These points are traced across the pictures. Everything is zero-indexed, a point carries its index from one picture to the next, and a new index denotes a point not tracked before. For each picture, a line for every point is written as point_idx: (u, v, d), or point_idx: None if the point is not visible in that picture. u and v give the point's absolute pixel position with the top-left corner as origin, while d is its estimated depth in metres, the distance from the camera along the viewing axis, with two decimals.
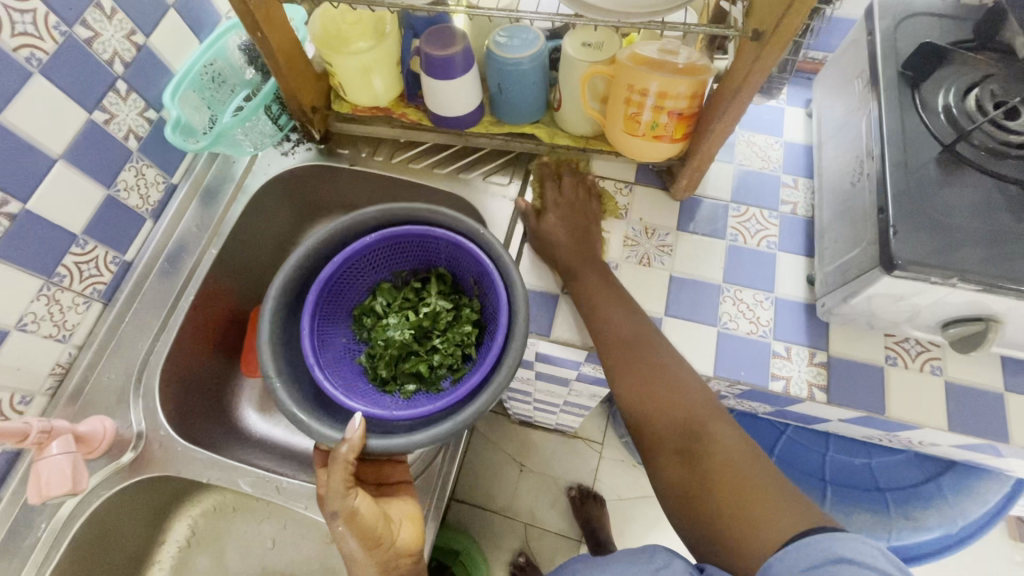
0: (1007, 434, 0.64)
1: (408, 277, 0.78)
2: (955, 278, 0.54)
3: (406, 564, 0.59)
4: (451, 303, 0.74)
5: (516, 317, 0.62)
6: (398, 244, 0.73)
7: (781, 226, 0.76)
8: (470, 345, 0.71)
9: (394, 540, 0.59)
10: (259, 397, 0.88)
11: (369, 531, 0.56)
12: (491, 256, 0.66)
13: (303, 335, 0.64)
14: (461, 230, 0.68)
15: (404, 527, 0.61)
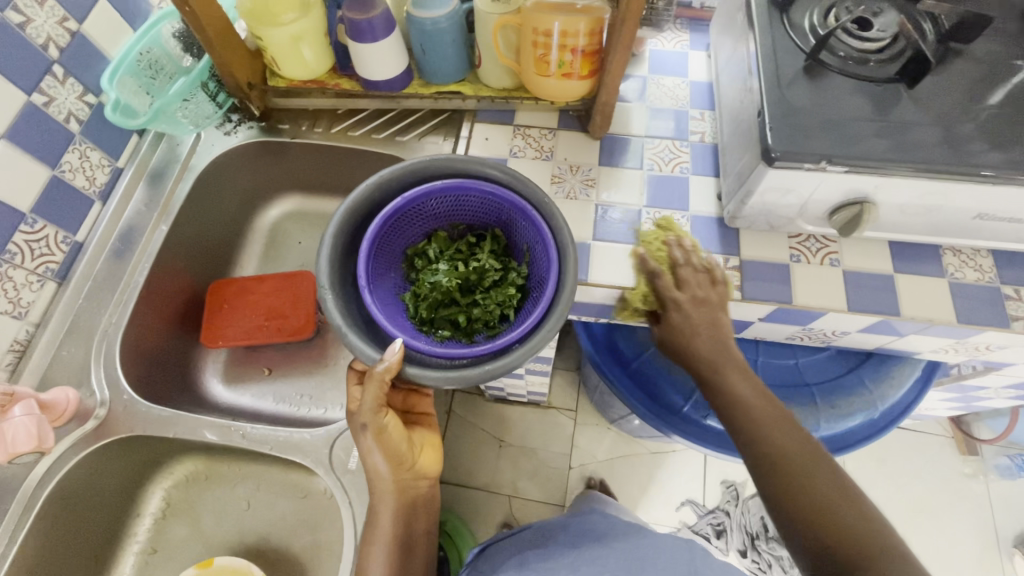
0: (897, 307, 0.72)
1: (463, 232, 0.81)
2: (824, 162, 0.61)
3: (421, 483, 0.73)
4: (501, 264, 0.77)
5: (564, 283, 0.65)
6: (460, 198, 0.75)
7: (692, 153, 0.84)
8: (509, 308, 0.75)
9: (414, 463, 0.72)
10: (224, 369, 0.92)
11: (394, 450, 0.68)
12: (551, 224, 0.69)
13: (363, 258, 0.67)
14: (524, 196, 0.71)
15: (423, 453, 0.74)
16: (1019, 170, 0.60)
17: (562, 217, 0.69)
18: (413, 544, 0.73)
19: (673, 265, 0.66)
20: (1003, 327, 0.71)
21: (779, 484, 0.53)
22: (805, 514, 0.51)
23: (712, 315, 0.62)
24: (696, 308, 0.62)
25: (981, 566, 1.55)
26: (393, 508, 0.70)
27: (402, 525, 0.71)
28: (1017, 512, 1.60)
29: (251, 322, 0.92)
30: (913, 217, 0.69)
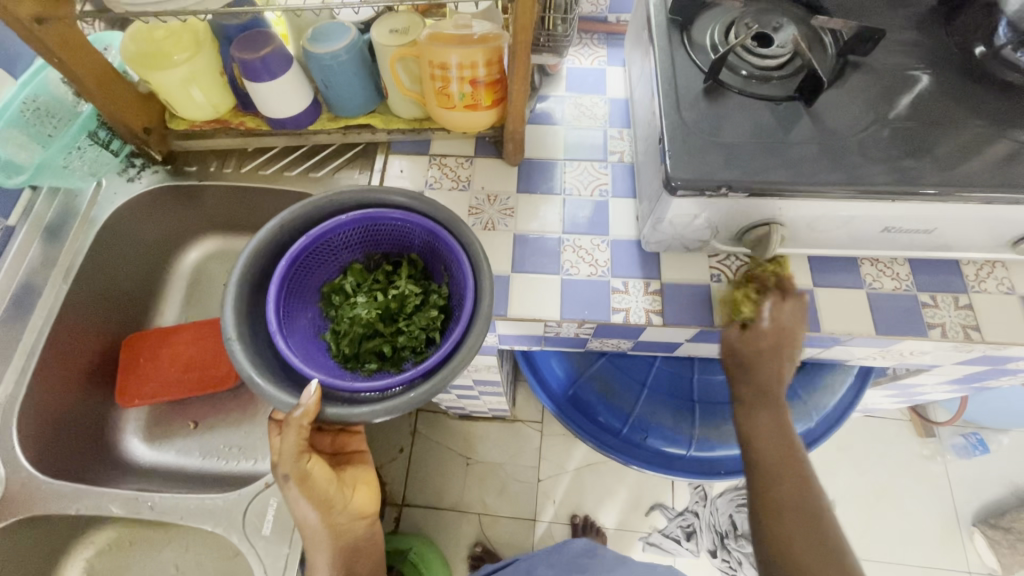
0: (816, 323, 0.72)
1: (379, 261, 0.78)
2: (725, 188, 0.60)
3: (360, 524, 0.69)
4: (420, 287, 0.75)
5: (482, 298, 0.63)
6: (370, 228, 0.73)
7: (612, 174, 0.82)
8: (435, 330, 0.72)
9: (347, 504, 0.67)
10: (146, 426, 0.89)
11: (321, 498, 0.63)
12: (462, 240, 0.68)
13: (270, 303, 0.64)
14: (434, 218, 0.70)
15: (357, 492, 0.69)
16: (916, 185, 0.60)
17: (474, 233, 0.68)
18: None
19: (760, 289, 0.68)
20: (921, 336, 0.71)
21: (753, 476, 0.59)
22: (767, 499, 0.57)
23: (789, 344, 0.63)
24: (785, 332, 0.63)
25: (944, 545, 1.58)
26: (327, 558, 0.66)
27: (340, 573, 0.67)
28: (975, 490, 1.64)
29: (170, 375, 0.88)
30: (822, 232, 0.68)
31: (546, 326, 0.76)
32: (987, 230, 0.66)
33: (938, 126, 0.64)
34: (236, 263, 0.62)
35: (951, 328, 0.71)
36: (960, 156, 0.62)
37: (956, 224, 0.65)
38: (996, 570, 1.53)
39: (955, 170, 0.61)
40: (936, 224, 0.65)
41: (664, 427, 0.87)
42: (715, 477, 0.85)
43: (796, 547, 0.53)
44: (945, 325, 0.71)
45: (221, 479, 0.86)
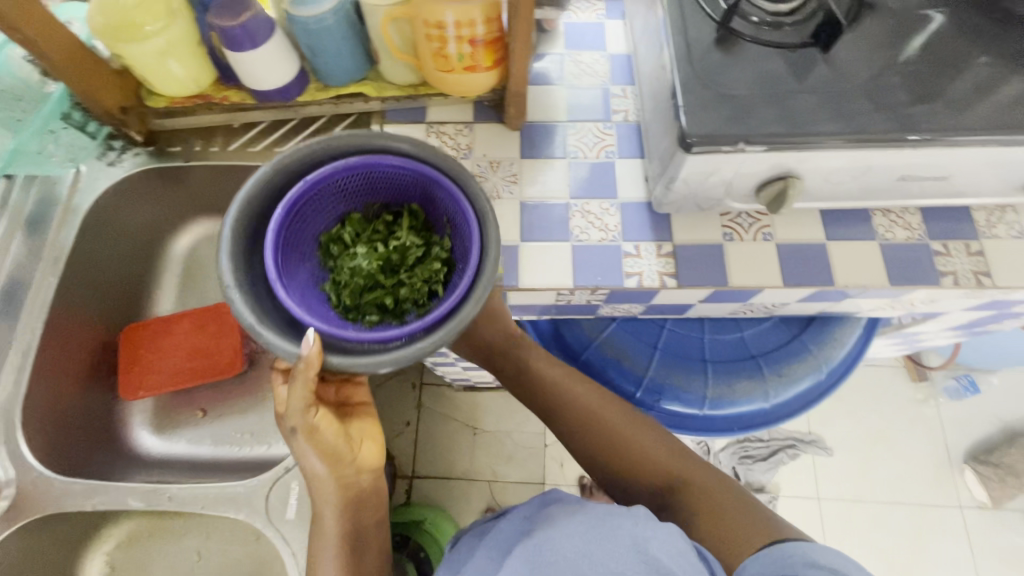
0: (831, 276, 0.71)
1: (376, 212, 0.72)
2: (742, 143, 0.58)
3: (365, 476, 0.67)
4: (422, 239, 0.70)
5: (490, 246, 0.57)
6: (368, 177, 0.67)
7: (617, 135, 0.79)
8: (437, 283, 0.67)
9: (354, 457, 0.65)
10: (154, 416, 0.87)
11: (328, 450, 0.62)
12: (467, 188, 0.61)
13: (268, 249, 0.58)
14: (435, 165, 0.64)
15: (364, 445, 0.67)
16: (934, 132, 0.58)
17: (477, 181, 0.61)
18: (359, 535, 0.69)
19: None
20: (933, 285, 0.71)
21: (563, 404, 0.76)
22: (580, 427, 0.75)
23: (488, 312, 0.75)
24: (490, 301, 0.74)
25: (936, 483, 1.64)
26: (335, 509, 0.66)
27: (344, 521, 0.67)
28: (966, 429, 1.70)
29: (174, 364, 0.86)
30: (837, 185, 0.67)
31: (558, 294, 0.74)
32: (1001, 174, 0.65)
33: (959, 68, 0.62)
34: (233, 209, 0.55)
35: (963, 275, 0.71)
36: (980, 97, 0.60)
37: (971, 170, 0.64)
38: (985, 502, 1.60)
39: (963, 114, 0.59)
40: (952, 170, 0.64)
41: (678, 390, 0.86)
42: (728, 434, 0.87)
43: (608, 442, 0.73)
44: (958, 273, 0.71)
45: (237, 465, 0.85)
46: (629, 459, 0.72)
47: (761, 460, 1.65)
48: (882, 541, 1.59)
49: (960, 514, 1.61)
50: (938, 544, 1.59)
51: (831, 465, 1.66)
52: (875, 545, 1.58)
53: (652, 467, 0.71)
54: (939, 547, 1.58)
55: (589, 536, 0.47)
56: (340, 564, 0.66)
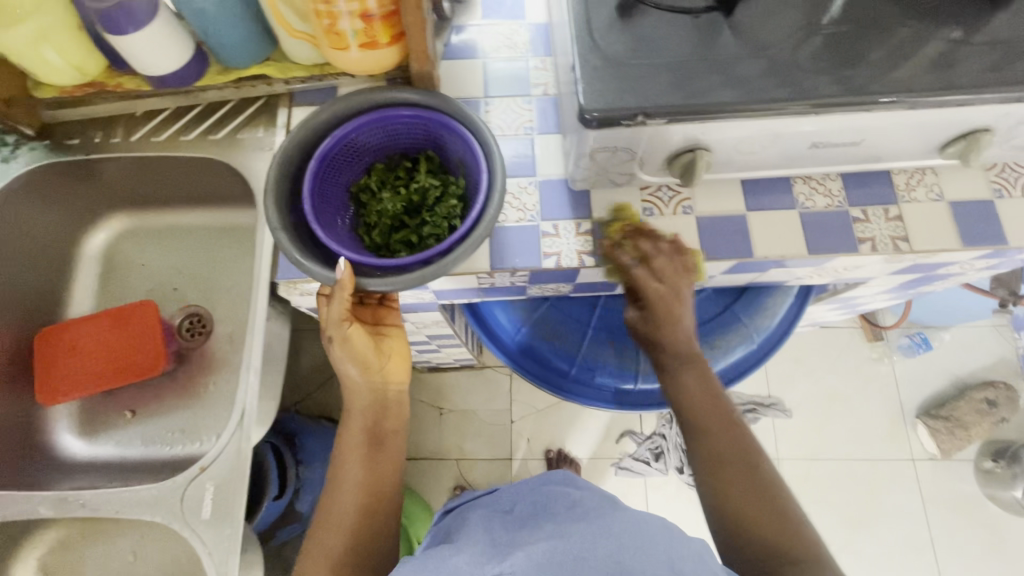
0: (750, 248, 0.71)
1: (400, 161, 0.74)
2: (641, 117, 0.56)
3: (394, 390, 0.72)
4: (439, 180, 0.71)
5: (495, 179, 0.62)
6: (387, 131, 0.71)
7: (536, 109, 0.77)
8: (457, 218, 0.68)
9: (383, 370, 0.71)
10: (79, 420, 0.86)
11: (360, 358, 0.68)
12: (473, 129, 0.66)
13: (305, 196, 0.64)
14: (445, 111, 0.67)
15: (392, 361, 0.72)
16: (862, 96, 0.57)
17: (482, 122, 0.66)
18: (386, 440, 0.69)
19: (645, 257, 0.68)
20: (851, 252, 0.71)
21: (698, 421, 0.64)
22: (713, 459, 0.61)
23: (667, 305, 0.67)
24: (675, 301, 0.68)
25: (890, 438, 1.69)
26: (360, 414, 0.69)
27: (371, 424, 0.69)
28: (919, 385, 1.74)
29: (91, 365, 0.81)
30: (749, 155, 0.65)
31: (478, 279, 0.73)
32: (913, 137, 0.64)
33: (867, 29, 0.60)
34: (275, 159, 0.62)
35: (881, 241, 0.71)
36: (888, 58, 0.58)
37: (883, 133, 0.63)
38: (936, 454, 1.65)
39: (899, 70, 0.58)
40: (863, 135, 0.63)
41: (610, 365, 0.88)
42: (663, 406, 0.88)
43: (735, 490, 0.59)
44: (875, 239, 0.71)
45: (166, 464, 0.84)
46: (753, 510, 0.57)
47: None
48: (837, 496, 1.64)
49: (912, 467, 1.67)
50: (890, 496, 1.65)
51: (789, 426, 1.70)
52: (831, 501, 1.64)
53: (776, 539, 0.55)
54: (892, 499, 1.64)
55: (606, 532, 0.51)
56: (366, 462, 0.67)
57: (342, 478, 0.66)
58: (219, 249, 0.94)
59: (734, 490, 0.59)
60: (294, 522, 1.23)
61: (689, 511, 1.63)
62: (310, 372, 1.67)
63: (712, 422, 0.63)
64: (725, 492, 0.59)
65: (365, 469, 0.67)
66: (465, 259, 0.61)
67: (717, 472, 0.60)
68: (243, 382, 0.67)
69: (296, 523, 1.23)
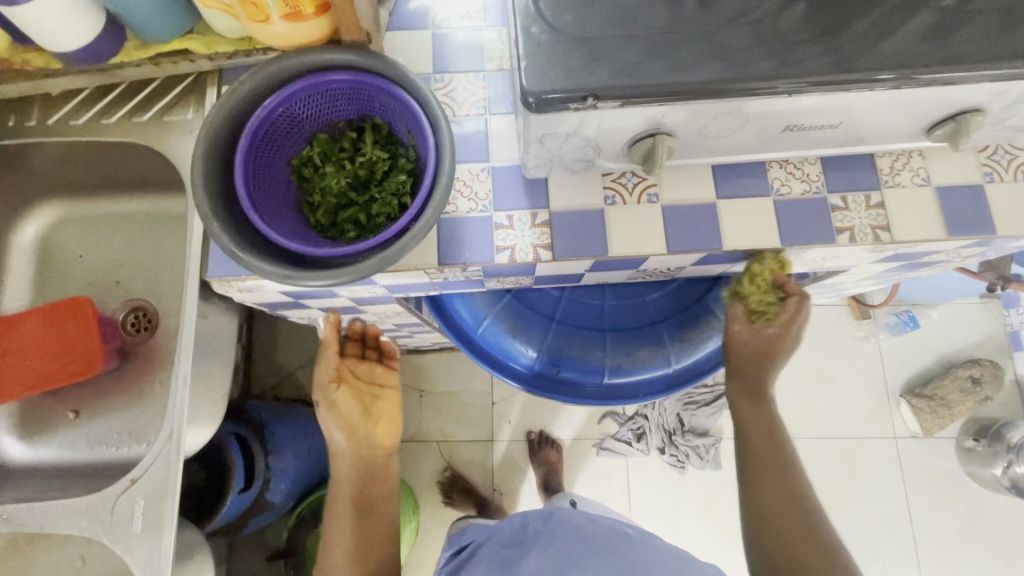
0: (719, 240, 0.66)
1: (343, 129, 0.66)
2: (592, 100, 0.50)
3: (379, 452, 0.83)
4: (388, 152, 0.64)
5: (443, 157, 0.57)
6: (323, 98, 0.62)
7: (490, 86, 0.70)
8: (407, 194, 0.62)
9: (370, 432, 0.82)
10: (21, 421, 0.82)
11: (347, 421, 0.80)
12: (418, 97, 0.58)
13: (238, 180, 0.56)
14: (385, 76, 0.59)
15: (380, 427, 0.83)
16: (853, 73, 0.50)
17: (427, 88, 0.58)
18: (373, 507, 0.81)
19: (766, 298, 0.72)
20: (827, 243, 0.66)
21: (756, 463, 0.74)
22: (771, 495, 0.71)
23: (773, 342, 0.75)
24: (779, 338, 0.75)
25: (873, 417, 1.68)
26: (351, 474, 0.81)
27: (356, 487, 0.80)
28: (906, 363, 1.72)
29: (28, 366, 0.75)
30: (717, 139, 0.60)
31: (429, 274, 0.68)
32: (897, 117, 0.58)
33: None
34: (196, 144, 0.55)
35: (860, 230, 0.66)
36: (873, 29, 0.52)
37: (865, 114, 0.57)
38: (918, 432, 1.65)
39: (883, 42, 0.51)
40: (842, 117, 0.57)
41: (576, 360, 0.84)
42: (632, 400, 0.86)
43: (785, 526, 0.68)
44: (855, 228, 0.66)
45: (112, 467, 0.80)
46: (786, 531, 0.67)
47: (705, 406, 1.65)
48: (818, 474, 1.64)
49: (894, 445, 1.66)
50: (872, 473, 1.65)
51: None
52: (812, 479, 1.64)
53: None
54: (873, 476, 1.64)
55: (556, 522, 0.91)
56: (354, 525, 0.79)
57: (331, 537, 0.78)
58: (161, 240, 0.88)
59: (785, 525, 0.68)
60: (261, 512, 1.23)
61: (670, 491, 1.63)
62: (285, 357, 1.64)
63: (767, 460, 0.73)
64: (778, 524, 0.69)
65: (351, 529, 0.78)
66: (419, 244, 0.56)
67: (777, 504, 0.70)
68: (173, 393, 0.62)
69: (264, 513, 1.23)
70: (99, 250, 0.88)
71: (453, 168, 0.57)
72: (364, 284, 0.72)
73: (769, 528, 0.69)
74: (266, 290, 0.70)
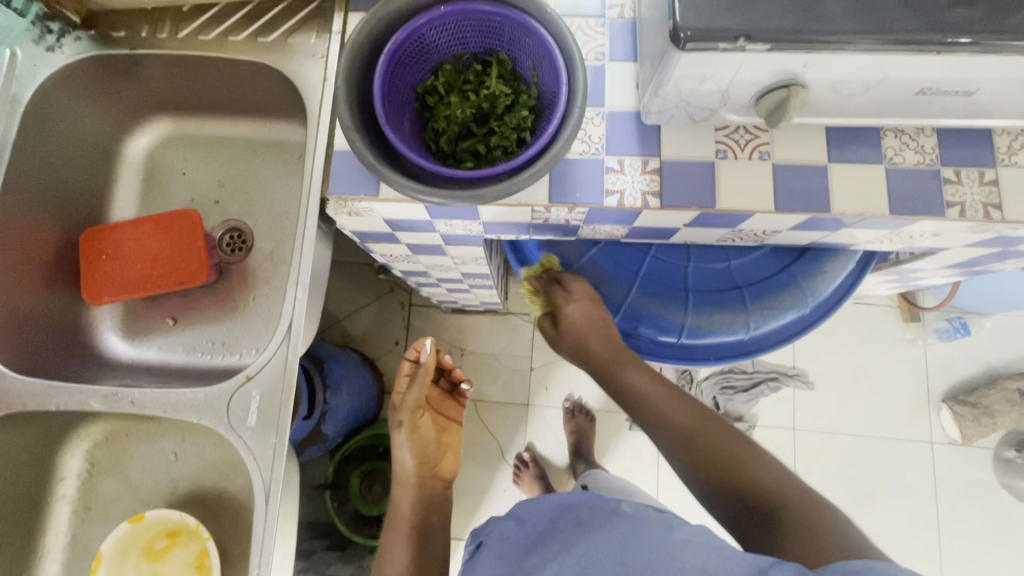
0: (828, 204, 0.66)
1: (468, 63, 0.67)
2: (742, 40, 0.50)
3: (438, 486, 0.98)
4: (511, 87, 0.65)
5: (575, 96, 0.58)
6: (457, 30, 0.64)
7: (610, 33, 0.71)
8: (527, 130, 0.64)
9: (438, 464, 0.98)
10: (122, 324, 0.88)
11: (422, 450, 0.94)
12: (555, 34, 0.59)
13: (376, 96, 0.59)
14: (524, 10, 0.60)
15: (443, 462, 1.00)
16: (986, 33, 0.49)
17: (567, 24, 0.59)
18: (430, 540, 0.93)
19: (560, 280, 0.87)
20: (936, 217, 0.66)
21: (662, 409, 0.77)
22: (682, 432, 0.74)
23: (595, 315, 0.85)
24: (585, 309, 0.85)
25: (912, 418, 1.67)
26: (410, 494, 0.93)
27: (418, 520, 0.93)
28: (951, 369, 1.70)
29: (134, 271, 0.80)
30: (845, 98, 0.60)
31: (534, 212, 0.70)
32: None
33: None
34: (344, 56, 0.57)
35: (971, 206, 0.66)
36: None
37: (1004, 84, 0.57)
38: (956, 439, 1.64)
39: None
40: (979, 84, 0.57)
41: (655, 318, 0.87)
42: (703, 361, 0.89)
43: (710, 442, 0.71)
44: (965, 203, 0.66)
45: (205, 373, 0.86)
46: (718, 454, 0.70)
47: (742, 391, 1.66)
48: (849, 470, 1.65)
49: (930, 450, 1.66)
50: (904, 474, 1.65)
51: (810, 397, 1.69)
52: (842, 474, 1.65)
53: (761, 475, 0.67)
54: (905, 477, 1.64)
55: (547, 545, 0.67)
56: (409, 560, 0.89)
57: (391, 551, 0.90)
58: (259, 164, 0.91)
59: (707, 443, 0.71)
60: (313, 444, 1.29)
61: None
62: (335, 303, 1.68)
63: (660, 405, 0.78)
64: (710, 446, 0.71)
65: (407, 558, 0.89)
66: (539, 176, 0.57)
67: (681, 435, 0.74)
68: (290, 298, 0.70)
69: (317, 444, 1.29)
70: (201, 170, 0.92)
71: (583, 107, 0.59)
72: (467, 219, 0.74)
73: (722, 470, 0.69)
74: (373, 216, 0.73)
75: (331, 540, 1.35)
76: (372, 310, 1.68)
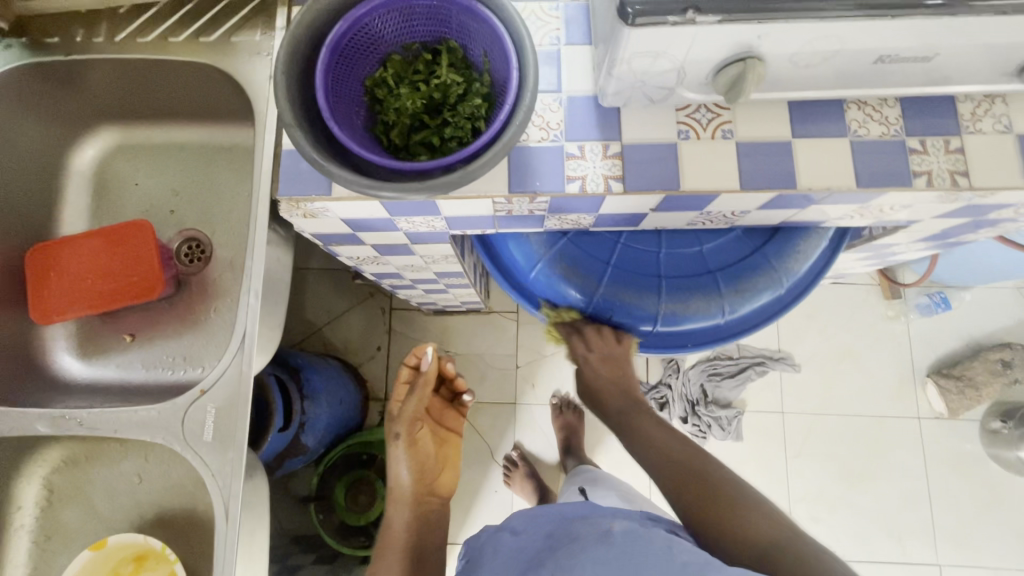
0: (794, 180, 0.65)
1: (418, 52, 0.65)
2: (691, 12, 0.49)
3: (432, 501, 1.03)
4: (462, 76, 0.63)
5: (526, 80, 0.56)
6: (403, 18, 0.61)
7: (564, 17, 0.69)
8: (481, 119, 0.61)
9: (432, 477, 1.04)
10: (78, 343, 0.85)
11: (417, 460, 0.99)
12: (503, 16, 0.57)
13: (319, 89, 0.56)
14: None
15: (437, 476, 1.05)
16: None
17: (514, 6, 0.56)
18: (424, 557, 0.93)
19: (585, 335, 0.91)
20: (904, 187, 0.65)
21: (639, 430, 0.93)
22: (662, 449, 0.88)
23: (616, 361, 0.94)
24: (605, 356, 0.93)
25: (898, 395, 1.68)
26: (406, 507, 0.97)
27: (412, 534, 0.95)
28: (934, 344, 1.71)
29: (84, 286, 0.77)
30: (804, 70, 0.58)
31: (495, 203, 0.68)
32: (992, 55, 0.57)
33: None
34: (280, 48, 0.54)
35: (938, 175, 0.65)
36: None
37: (961, 49, 0.56)
38: (942, 413, 1.64)
39: None
40: (938, 49, 0.55)
41: (628, 307, 0.85)
42: (680, 349, 0.88)
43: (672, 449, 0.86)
44: (933, 172, 0.65)
45: (167, 389, 0.83)
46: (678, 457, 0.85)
47: (729, 377, 1.65)
48: (839, 450, 1.65)
49: (918, 425, 1.66)
50: (893, 451, 1.65)
51: (797, 380, 1.68)
52: (833, 454, 1.64)
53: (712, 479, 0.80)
54: (894, 454, 1.64)
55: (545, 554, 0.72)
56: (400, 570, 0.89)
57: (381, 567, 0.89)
58: (214, 169, 0.88)
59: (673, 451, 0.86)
60: (293, 455, 1.25)
61: None
62: (313, 310, 1.64)
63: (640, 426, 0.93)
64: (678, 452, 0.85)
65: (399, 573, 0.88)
66: (492, 165, 0.55)
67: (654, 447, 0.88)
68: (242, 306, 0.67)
69: (298, 455, 1.26)
70: (153, 178, 0.89)
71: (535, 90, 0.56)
72: (428, 215, 0.72)
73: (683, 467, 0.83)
74: (330, 217, 0.70)
75: (319, 554, 1.31)
76: (351, 315, 1.65)
